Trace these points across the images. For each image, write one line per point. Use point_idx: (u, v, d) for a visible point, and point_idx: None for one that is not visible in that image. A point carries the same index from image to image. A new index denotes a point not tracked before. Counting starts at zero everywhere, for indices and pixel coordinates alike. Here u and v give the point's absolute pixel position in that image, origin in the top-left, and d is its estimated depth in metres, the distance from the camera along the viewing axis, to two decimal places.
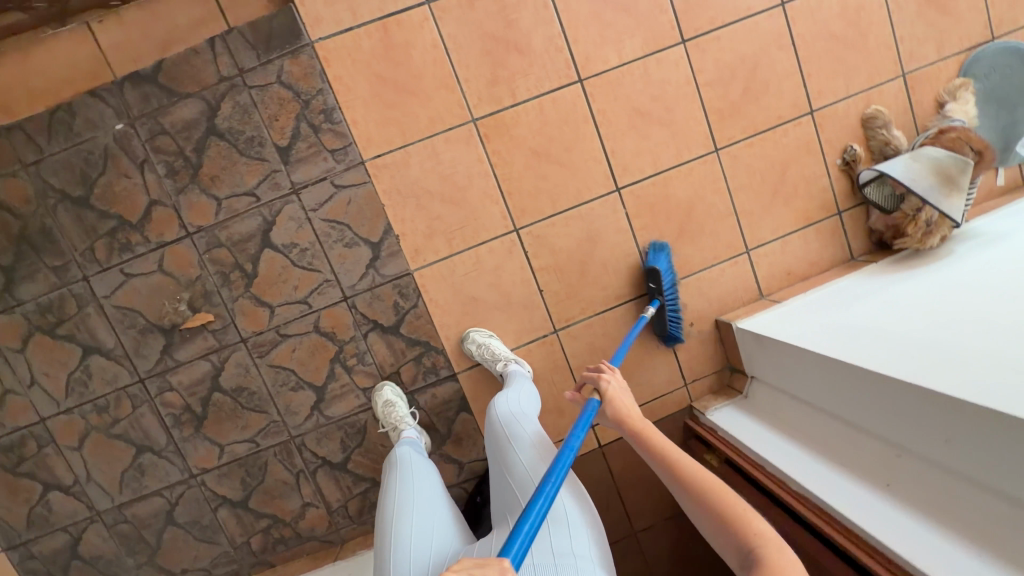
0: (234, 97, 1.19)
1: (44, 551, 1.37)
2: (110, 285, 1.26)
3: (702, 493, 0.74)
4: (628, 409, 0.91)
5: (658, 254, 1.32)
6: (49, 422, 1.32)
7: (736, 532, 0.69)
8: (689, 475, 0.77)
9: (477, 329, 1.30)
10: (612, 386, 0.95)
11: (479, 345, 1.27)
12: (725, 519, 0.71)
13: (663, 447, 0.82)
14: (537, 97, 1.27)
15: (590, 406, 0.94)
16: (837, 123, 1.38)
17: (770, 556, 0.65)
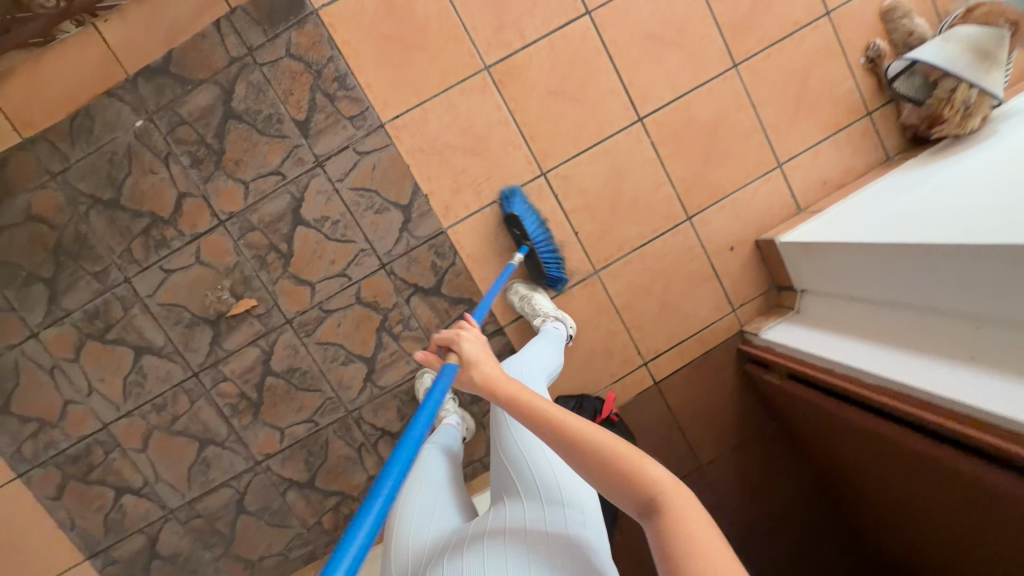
0: (246, 77, 1.19)
1: (124, 555, 1.40)
2: (151, 284, 1.27)
3: (588, 453, 0.61)
4: (493, 367, 0.75)
5: (513, 197, 1.24)
6: (112, 427, 1.34)
7: (632, 491, 0.58)
8: (567, 434, 0.63)
9: (521, 283, 1.31)
10: (476, 343, 0.79)
11: (521, 297, 1.28)
12: (621, 477, 0.59)
13: (536, 407, 0.67)
14: (546, 35, 1.24)
15: (442, 375, 0.78)
16: (856, 21, 1.33)
17: (672, 510, 0.54)
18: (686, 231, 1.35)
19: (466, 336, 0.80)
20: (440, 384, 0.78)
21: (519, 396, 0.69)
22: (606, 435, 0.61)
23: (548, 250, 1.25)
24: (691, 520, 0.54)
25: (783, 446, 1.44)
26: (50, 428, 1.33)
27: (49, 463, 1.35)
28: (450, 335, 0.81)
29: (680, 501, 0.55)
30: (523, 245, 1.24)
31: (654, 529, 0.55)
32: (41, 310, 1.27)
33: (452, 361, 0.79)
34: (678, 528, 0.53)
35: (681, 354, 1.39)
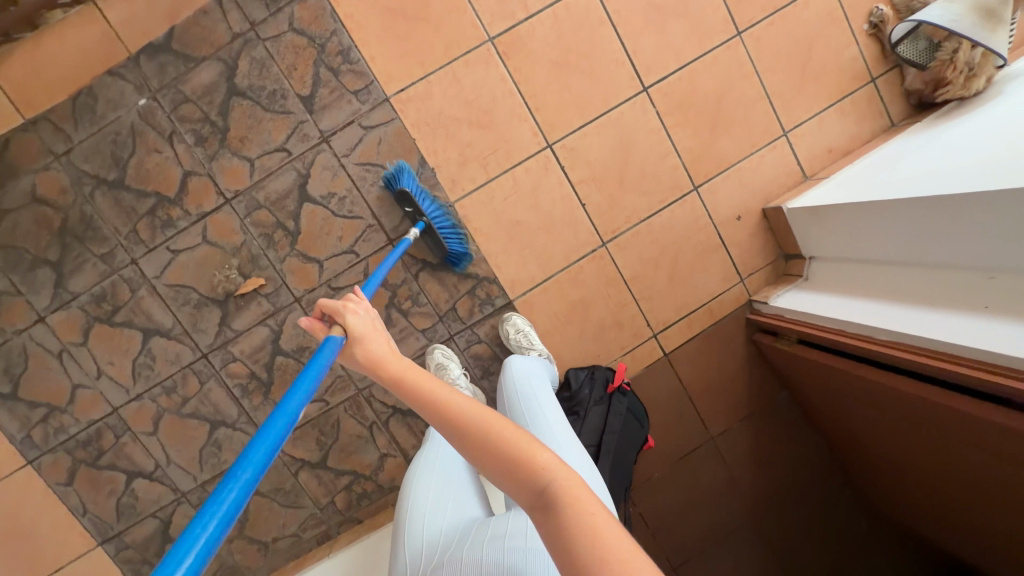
0: (250, 53, 1.19)
1: (137, 539, 1.39)
2: (159, 265, 1.27)
3: (478, 438, 0.60)
4: (382, 349, 0.73)
5: (401, 176, 1.21)
6: (122, 411, 1.34)
7: (520, 475, 0.57)
8: (465, 420, 0.62)
9: (512, 315, 1.31)
10: (365, 318, 0.76)
11: (514, 332, 1.28)
12: (511, 461, 0.57)
13: (426, 391, 0.65)
14: (549, 6, 1.24)
15: (323, 347, 0.73)
16: None
17: (564, 492, 0.53)
18: (692, 201, 1.35)
19: (351, 311, 0.76)
20: (319, 358, 0.73)
21: (408, 378, 0.67)
22: (500, 420, 0.61)
23: (446, 227, 1.24)
24: (579, 498, 0.53)
25: (792, 415, 1.45)
26: (60, 412, 1.32)
27: (59, 449, 1.34)
28: (336, 306, 0.76)
29: (570, 480, 0.55)
30: (418, 223, 1.21)
31: (541, 514, 0.53)
32: (47, 294, 1.26)
33: (336, 334, 0.75)
34: (568, 508, 0.52)
35: (690, 325, 1.39)
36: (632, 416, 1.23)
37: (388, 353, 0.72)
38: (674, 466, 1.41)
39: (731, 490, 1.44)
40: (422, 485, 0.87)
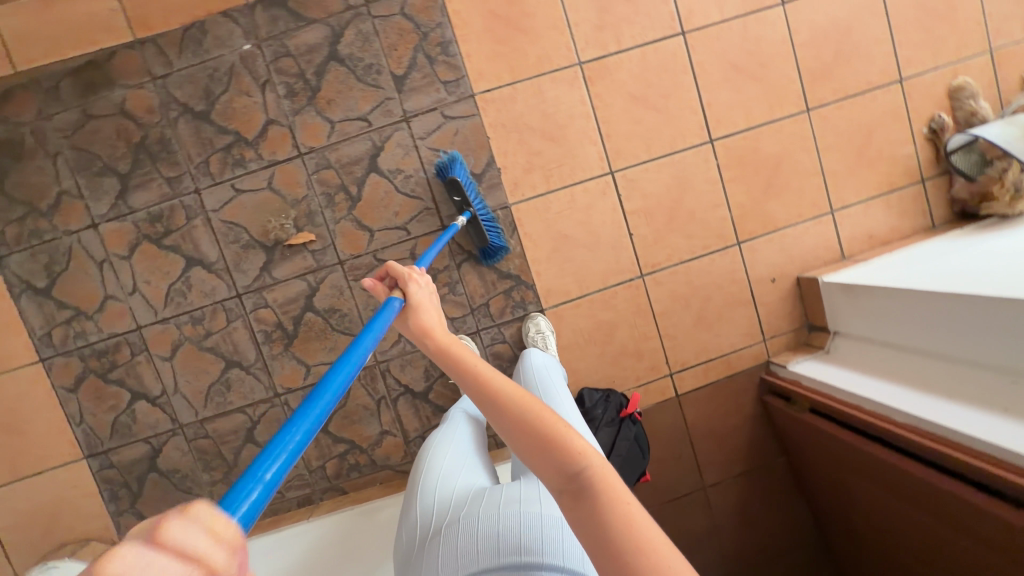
0: (358, 25, 1.26)
1: (122, 460, 1.39)
2: (219, 200, 1.31)
3: (514, 419, 0.60)
4: (432, 320, 0.75)
5: (452, 165, 1.26)
6: (145, 330, 1.36)
7: (555, 462, 0.55)
8: (502, 396, 0.62)
9: (538, 317, 1.35)
10: (422, 291, 0.79)
11: (534, 331, 1.32)
12: (547, 445, 0.57)
13: (467, 364, 0.67)
14: (640, 45, 1.32)
15: (387, 308, 0.78)
16: (924, 93, 1.42)
17: (599, 481, 0.53)
18: (733, 254, 1.40)
19: (412, 280, 0.79)
20: (383, 315, 0.77)
21: (450, 347, 0.70)
22: (540, 404, 0.60)
23: (488, 220, 1.29)
24: (617, 492, 0.52)
25: (786, 482, 1.46)
26: (85, 318, 1.35)
27: (74, 354, 1.36)
28: (400, 272, 0.79)
29: (607, 473, 0.54)
30: (464, 213, 1.25)
31: (574, 502, 0.53)
32: (107, 202, 1.31)
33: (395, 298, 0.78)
34: (605, 500, 0.52)
35: (707, 371, 1.42)
36: (637, 445, 1.25)
37: (433, 324, 0.75)
38: (662, 506, 1.42)
39: (711, 542, 1.45)
40: (437, 454, 0.89)
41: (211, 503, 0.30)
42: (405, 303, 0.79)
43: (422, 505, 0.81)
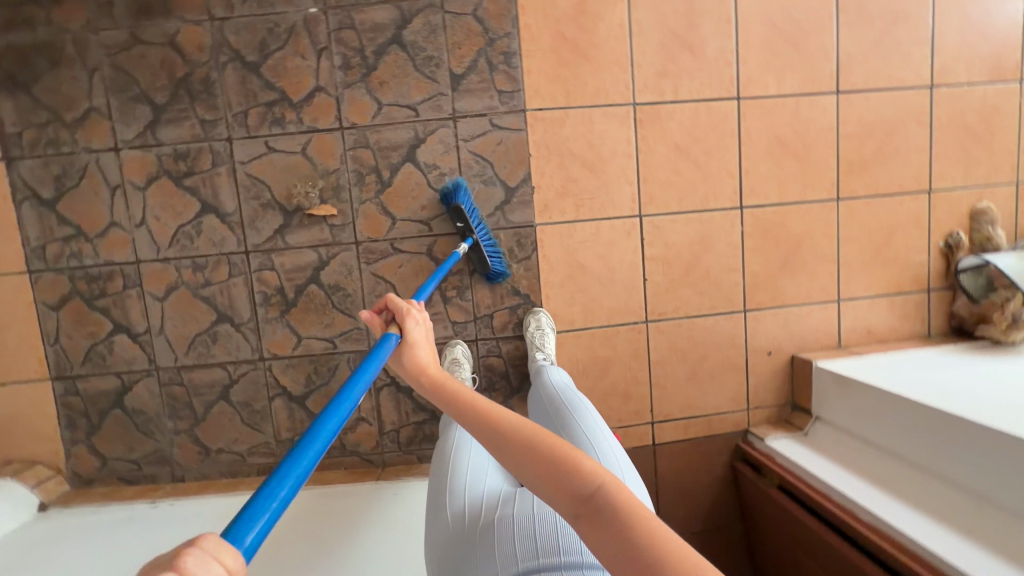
0: (428, 15, 1.26)
1: (88, 390, 1.36)
2: (249, 153, 1.29)
3: (522, 448, 0.61)
4: (428, 359, 0.76)
5: (458, 192, 1.27)
6: (143, 266, 1.32)
7: (569, 486, 0.56)
8: (508, 427, 0.63)
9: (541, 313, 1.34)
10: (420, 327, 0.79)
11: (534, 329, 1.32)
12: (557, 470, 0.57)
13: (466, 399, 0.68)
14: (695, 100, 1.34)
15: (382, 346, 0.77)
16: (948, 208, 1.47)
17: (619, 499, 0.53)
18: (737, 320, 1.43)
19: (410, 313, 0.78)
20: (379, 352, 0.75)
21: (446, 385, 0.70)
22: (545, 429, 0.62)
23: (493, 247, 1.30)
24: (634, 505, 0.53)
25: (738, 549, 1.48)
26: (85, 239, 1.31)
27: (64, 273, 1.32)
28: (399, 306, 0.79)
29: (622, 488, 0.55)
30: (466, 238, 1.28)
31: (592, 523, 0.53)
32: (135, 129, 1.28)
33: (393, 335, 0.79)
34: (623, 516, 0.52)
35: (687, 427, 1.44)
36: None
37: (430, 364, 0.75)
38: None
39: None
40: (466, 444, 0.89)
41: (219, 537, 0.35)
42: (400, 342, 0.79)
43: (449, 502, 0.78)
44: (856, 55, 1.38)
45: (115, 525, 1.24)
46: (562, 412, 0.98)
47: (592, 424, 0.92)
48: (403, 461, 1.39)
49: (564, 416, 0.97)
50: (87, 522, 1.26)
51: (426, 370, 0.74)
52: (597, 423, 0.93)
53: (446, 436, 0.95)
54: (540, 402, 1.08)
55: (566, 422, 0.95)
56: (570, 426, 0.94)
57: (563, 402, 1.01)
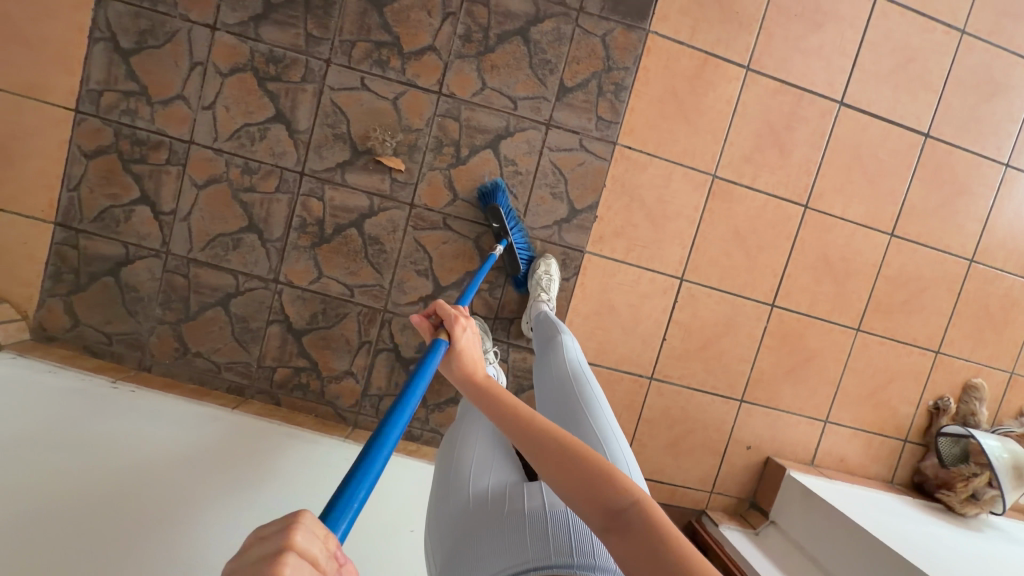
0: (560, 23, 1.28)
1: (88, 249, 1.29)
2: (342, 82, 1.28)
3: (555, 457, 0.57)
4: (475, 366, 0.72)
5: (496, 194, 1.27)
6: (193, 148, 1.28)
7: (601, 499, 0.53)
8: (540, 434, 0.59)
9: (550, 260, 1.31)
10: (467, 335, 0.74)
11: (542, 272, 1.29)
12: (590, 482, 0.54)
13: (506, 402, 0.63)
14: (768, 193, 1.39)
15: (432, 352, 0.72)
16: (948, 374, 1.55)
17: (652, 520, 0.51)
18: (731, 407, 1.47)
19: (461, 322, 0.74)
20: (431, 359, 0.72)
21: (491, 390, 0.66)
22: (577, 440, 0.58)
23: (523, 251, 1.29)
24: (668, 529, 0.51)
25: None
26: (145, 101, 1.26)
27: (111, 125, 1.26)
28: (447, 313, 0.75)
29: (653, 508, 0.52)
30: (500, 240, 1.27)
31: (622, 541, 0.50)
32: (240, 17, 1.25)
33: (441, 339, 0.74)
34: (656, 540, 0.49)
35: (650, 490, 1.47)
36: None
37: (478, 371, 0.71)
38: None
39: None
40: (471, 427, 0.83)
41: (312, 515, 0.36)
42: (448, 347, 0.74)
43: (458, 486, 0.73)
44: (919, 208, 1.46)
45: (62, 387, 1.13)
46: (572, 396, 0.87)
47: (603, 418, 0.83)
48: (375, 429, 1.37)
49: (574, 401, 0.86)
50: (31, 375, 1.14)
51: (474, 376, 0.70)
52: (602, 407, 0.86)
53: (455, 417, 0.90)
54: (547, 380, 0.95)
55: (573, 408, 0.85)
56: (579, 416, 0.83)
57: (573, 385, 0.90)
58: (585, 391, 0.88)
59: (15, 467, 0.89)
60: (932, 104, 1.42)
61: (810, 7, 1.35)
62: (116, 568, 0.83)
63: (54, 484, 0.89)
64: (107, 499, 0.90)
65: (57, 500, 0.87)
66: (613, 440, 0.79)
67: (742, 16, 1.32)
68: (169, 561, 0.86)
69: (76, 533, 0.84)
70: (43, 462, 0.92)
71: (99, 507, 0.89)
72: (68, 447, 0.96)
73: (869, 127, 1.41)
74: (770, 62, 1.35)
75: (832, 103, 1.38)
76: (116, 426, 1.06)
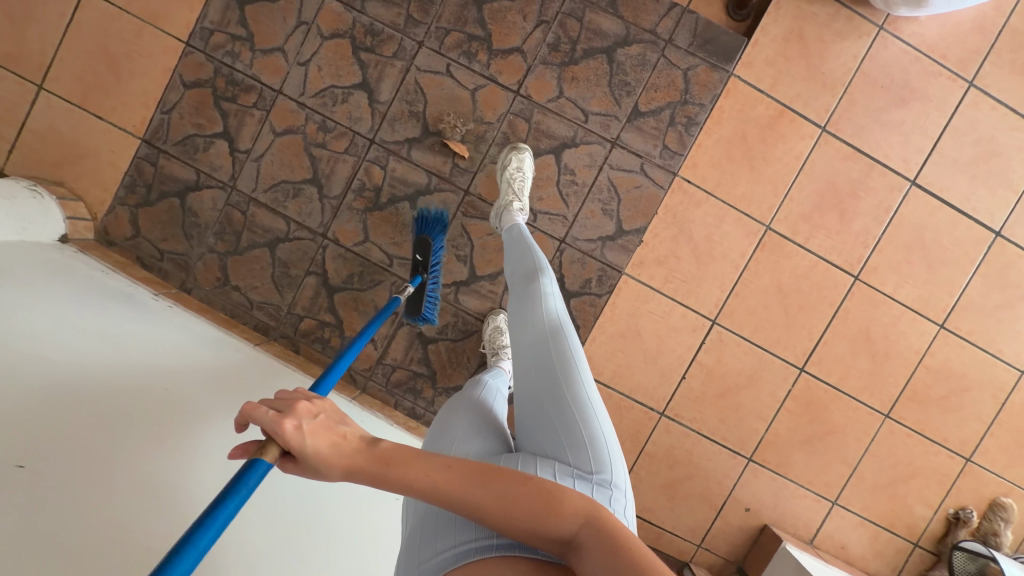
0: (647, 49, 1.32)
1: (164, 169, 1.38)
2: (429, 64, 1.34)
3: (492, 501, 0.55)
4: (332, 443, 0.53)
5: (434, 223, 1.30)
6: (281, 98, 1.36)
7: (550, 530, 0.55)
8: (463, 488, 0.55)
9: (525, 152, 1.30)
10: (305, 427, 0.53)
11: (513, 168, 1.27)
12: (536, 525, 0.55)
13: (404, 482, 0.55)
14: (818, 255, 1.37)
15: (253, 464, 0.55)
16: (977, 485, 1.45)
17: (600, 520, 0.55)
18: (738, 463, 1.42)
19: (287, 424, 0.52)
20: (246, 489, 0.56)
21: (397, 474, 0.54)
22: (497, 472, 0.57)
23: (433, 294, 1.28)
24: (613, 522, 0.55)
25: None
26: (249, 47, 1.36)
27: (213, 63, 1.36)
28: (263, 422, 0.52)
29: (597, 510, 0.56)
30: (416, 272, 1.26)
31: (583, 561, 0.55)
32: None
33: (266, 458, 0.52)
34: (610, 541, 0.54)
35: (636, 527, 1.43)
36: None
37: (359, 457, 0.54)
38: None
39: None
40: (457, 416, 0.84)
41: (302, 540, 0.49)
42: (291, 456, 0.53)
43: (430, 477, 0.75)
44: (975, 305, 1.40)
45: (94, 292, 1.14)
46: (552, 360, 0.82)
47: (584, 389, 0.79)
48: (380, 398, 1.39)
49: (552, 365, 0.82)
50: (60, 272, 1.13)
51: (356, 469, 0.54)
52: (580, 368, 0.82)
53: (441, 409, 0.89)
54: (523, 342, 0.88)
55: (551, 377, 0.80)
56: (559, 388, 0.79)
57: (552, 346, 0.84)
58: (562, 355, 0.83)
59: (50, 352, 0.88)
60: (1008, 203, 1.38)
61: (899, 82, 1.34)
62: (128, 474, 0.82)
63: (82, 378, 0.88)
64: (119, 415, 0.87)
65: (76, 402, 0.84)
66: (594, 420, 0.76)
67: (828, 77, 1.33)
68: (175, 477, 0.86)
69: (92, 428, 0.83)
70: (73, 354, 0.91)
71: (115, 423, 0.86)
72: (96, 346, 0.96)
73: (937, 212, 1.37)
74: (847, 127, 1.34)
75: (903, 180, 1.36)
76: (128, 344, 1.02)
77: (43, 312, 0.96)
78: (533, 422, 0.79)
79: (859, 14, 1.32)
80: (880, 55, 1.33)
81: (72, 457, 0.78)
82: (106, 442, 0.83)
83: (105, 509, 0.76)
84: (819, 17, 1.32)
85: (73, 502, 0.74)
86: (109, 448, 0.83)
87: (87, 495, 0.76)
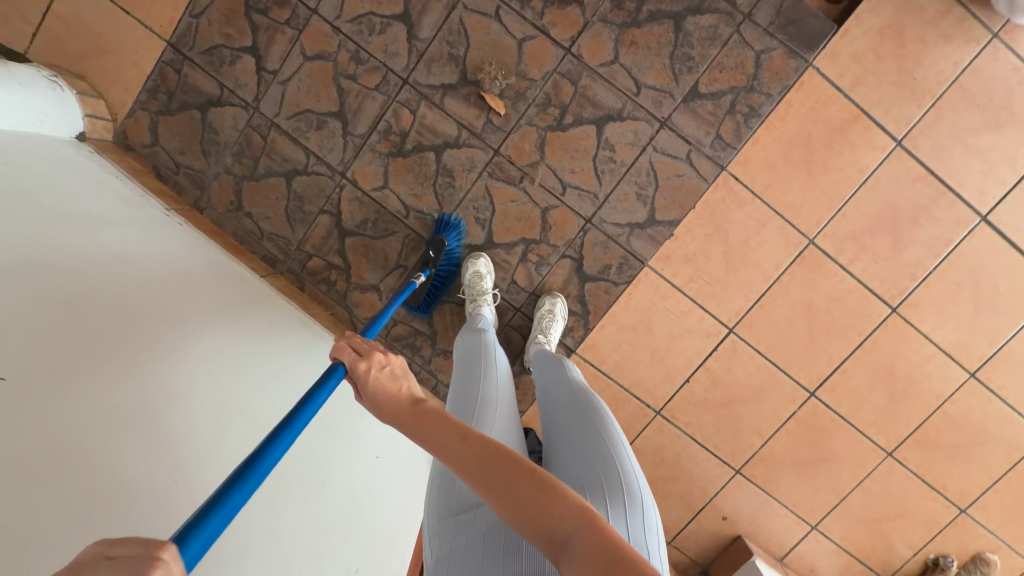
0: (721, 22, 1.17)
1: (188, 79, 1.32)
2: (478, 4, 1.22)
3: (492, 478, 0.52)
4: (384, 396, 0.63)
5: (449, 229, 1.28)
6: (315, 18, 1.27)
7: (543, 524, 0.49)
8: (473, 454, 0.54)
9: (559, 301, 1.29)
10: (373, 371, 0.65)
11: (546, 310, 1.28)
12: (529, 514, 0.49)
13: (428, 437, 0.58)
14: (858, 279, 1.27)
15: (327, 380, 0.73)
16: (965, 537, 1.41)
17: (601, 532, 0.47)
18: (725, 473, 1.40)
19: (360, 364, 0.66)
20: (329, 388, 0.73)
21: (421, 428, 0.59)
22: (506, 452, 0.54)
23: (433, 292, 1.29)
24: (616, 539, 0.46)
25: None
26: None
27: None
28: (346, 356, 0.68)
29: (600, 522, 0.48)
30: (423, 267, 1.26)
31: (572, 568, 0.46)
32: None
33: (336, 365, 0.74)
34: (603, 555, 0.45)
35: None
36: None
37: (401, 410, 0.62)
38: None
39: None
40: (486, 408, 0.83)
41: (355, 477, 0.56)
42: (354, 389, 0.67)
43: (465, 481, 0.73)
44: (1015, 359, 1.31)
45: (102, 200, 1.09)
46: (586, 407, 0.85)
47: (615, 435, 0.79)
48: None
49: (585, 415, 0.83)
50: (71, 176, 1.08)
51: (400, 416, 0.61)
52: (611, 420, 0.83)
53: (459, 391, 0.88)
54: (557, 397, 0.92)
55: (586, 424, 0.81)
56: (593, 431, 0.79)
57: (587, 398, 0.88)
58: (594, 407, 0.85)
59: (56, 254, 0.83)
60: None
61: (998, 102, 1.18)
62: (110, 397, 0.75)
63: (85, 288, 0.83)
64: (119, 331, 0.83)
65: (77, 309, 0.79)
66: (629, 463, 0.75)
67: (919, 85, 1.18)
68: (171, 405, 0.82)
69: (90, 340, 0.78)
70: (75, 259, 0.85)
71: (115, 338, 0.81)
72: (100, 259, 0.90)
73: (1002, 253, 1.25)
74: (925, 144, 1.20)
75: (973, 214, 1.23)
76: (133, 262, 0.97)
77: (52, 213, 0.91)
78: (569, 454, 0.79)
79: (973, 14, 1.15)
80: (986, 66, 1.16)
81: (69, 362, 0.73)
82: (107, 362, 0.78)
83: (83, 427, 0.70)
84: (925, 12, 1.15)
85: (60, 411, 0.69)
86: (109, 362, 0.78)
87: (74, 408, 0.70)
